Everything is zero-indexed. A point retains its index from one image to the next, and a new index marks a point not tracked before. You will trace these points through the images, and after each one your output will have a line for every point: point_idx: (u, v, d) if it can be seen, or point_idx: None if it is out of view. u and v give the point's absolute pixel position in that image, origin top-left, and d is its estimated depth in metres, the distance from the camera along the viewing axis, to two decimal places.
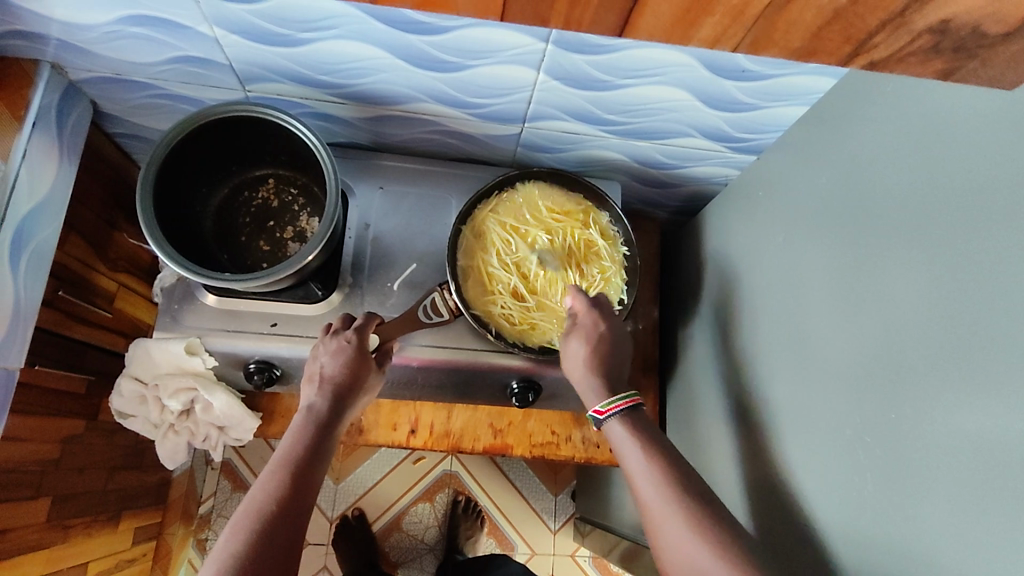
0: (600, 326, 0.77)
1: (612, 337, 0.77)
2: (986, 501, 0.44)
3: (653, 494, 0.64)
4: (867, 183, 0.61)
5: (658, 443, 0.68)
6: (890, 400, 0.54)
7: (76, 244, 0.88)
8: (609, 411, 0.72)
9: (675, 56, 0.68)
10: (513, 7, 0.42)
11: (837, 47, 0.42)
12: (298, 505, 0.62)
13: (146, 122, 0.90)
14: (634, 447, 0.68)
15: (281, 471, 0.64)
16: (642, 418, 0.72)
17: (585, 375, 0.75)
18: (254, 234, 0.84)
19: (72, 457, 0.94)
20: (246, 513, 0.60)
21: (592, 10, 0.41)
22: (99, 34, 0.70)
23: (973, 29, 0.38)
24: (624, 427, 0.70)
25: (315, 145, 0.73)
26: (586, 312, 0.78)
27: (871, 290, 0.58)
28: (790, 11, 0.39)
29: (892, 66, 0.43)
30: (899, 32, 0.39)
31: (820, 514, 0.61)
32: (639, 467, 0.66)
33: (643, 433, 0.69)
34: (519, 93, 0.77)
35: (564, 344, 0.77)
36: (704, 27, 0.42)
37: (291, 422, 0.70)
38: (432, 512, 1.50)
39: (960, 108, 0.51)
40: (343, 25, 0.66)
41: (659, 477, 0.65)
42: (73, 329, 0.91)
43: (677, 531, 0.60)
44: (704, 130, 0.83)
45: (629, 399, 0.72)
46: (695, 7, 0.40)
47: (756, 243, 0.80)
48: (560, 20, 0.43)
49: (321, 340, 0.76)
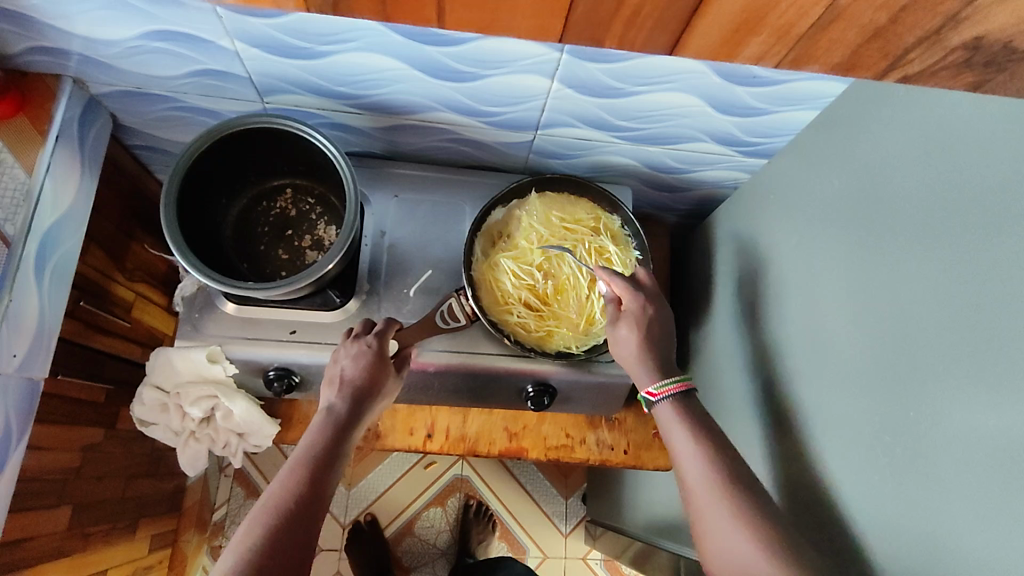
0: (647, 309, 0.78)
1: (659, 318, 0.79)
2: (1006, 497, 0.44)
3: (694, 475, 0.66)
4: (878, 185, 0.62)
5: (705, 428, 0.70)
6: (906, 399, 0.55)
7: (96, 255, 0.89)
8: (662, 394, 0.73)
9: (687, 63, 0.69)
10: (573, 26, 0.44)
11: (875, 63, 0.44)
12: (314, 505, 0.63)
13: (164, 134, 0.91)
14: (680, 430, 0.70)
15: (299, 470, 0.66)
16: (693, 401, 0.73)
17: (637, 358, 0.76)
18: (273, 243, 0.85)
19: (92, 465, 0.95)
20: (262, 509, 0.62)
21: (646, 32, 0.44)
22: (122, 49, 0.72)
23: (1005, 45, 0.39)
24: (674, 411, 0.72)
25: (335, 155, 0.74)
26: (631, 296, 0.78)
27: (885, 291, 0.59)
28: (834, 29, 0.41)
29: (920, 79, 0.45)
30: (935, 48, 0.41)
31: (835, 513, 0.63)
32: (682, 440, 0.69)
33: (692, 418, 0.71)
34: (532, 101, 0.78)
35: (613, 330, 0.78)
36: (752, 45, 0.44)
37: (311, 423, 0.72)
38: (443, 517, 1.51)
39: (971, 113, 0.52)
40: (362, 37, 0.68)
41: (703, 459, 0.66)
42: (94, 339, 0.92)
43: (715, 513, 0.62)
44: (715, 135, 0.84)
45: (678, 384, 0.74)
46: (744, 28, 0.42)
47: (768, 245, 0.81)
48: (615, 40, 0.45)
49: (342, 344, 0.78)
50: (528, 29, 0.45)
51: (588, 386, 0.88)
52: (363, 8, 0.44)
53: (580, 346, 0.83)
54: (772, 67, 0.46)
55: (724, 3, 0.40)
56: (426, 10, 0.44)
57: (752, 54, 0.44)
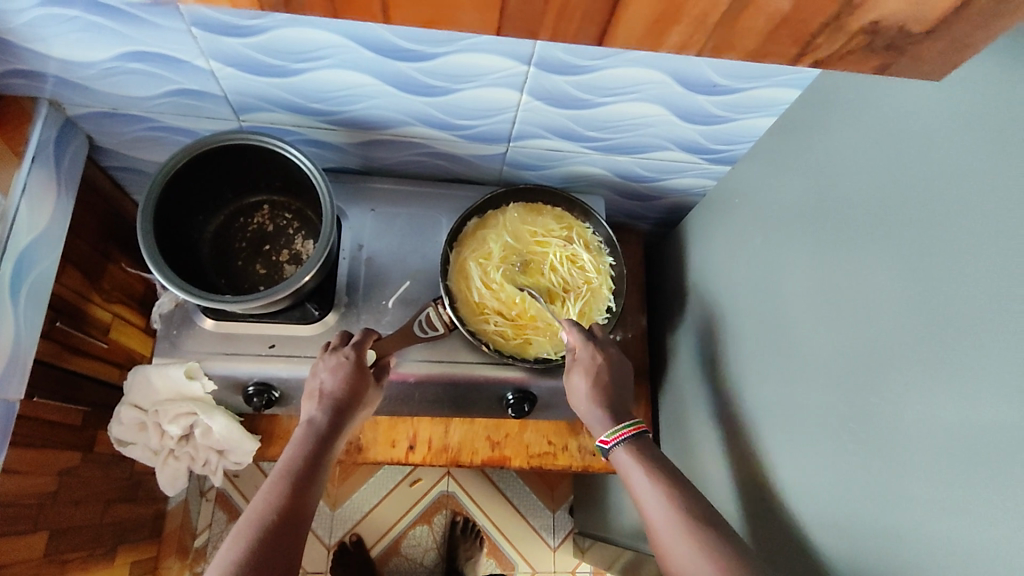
0: (597, 359, 0.80)
1: (610, 368, 0.80)
2: (968, 471, 0.46)
3: (656, 514, 0.67)
4: (834, 185, 0.65)
5: (661, 467, 0.71)
6: (871, 386, 0.57)
7: (72, 276, 0.89)
8: (614, 440, 0.75)
9: (649, 74, 0.72)
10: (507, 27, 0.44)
11: (786, 49, 0.45)
12: (298, 515, 0.65)
13: (140, 155, 0.92)
14: (638, 471, 0.71)
15: (282, 483, 0.66)
16: (648, 442, 0.75)
17: (590, 409, 0.79)
18: (250, 258, 0.86)
19: (68, 489, 0.93)
20: (247, 524, 0.62)
21: (577, 25, 0.43)
22: (98, 71, 0.73)
23: (900, 29, 0.41)
24: (628, 451, 0.74)
25: (311, 170, 0.75)
26: (583, 346, 0.80)
27: (847, 286, 0.62)
28: (745, 16, 0.41)
29: (832, 63, 0.46)
30: (839, 32, 0.42)
31: (810, 502, 0.64)
32: (642, 483, 0.70)
33: (648, 458, 0.73)
34: (503, 114, 0.81)
35: (568, 379, 0.81)
36: (674, 34, 0.43)
37: (292, 436, 0.73)
38: (430, 534, 1.50)
39: (916, 111, 0.56)
40: (335, 55, 0.70)
41: (664, 497, 0.68)
42: (70, 360, 0.92)
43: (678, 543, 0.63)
44: (681, 143, 0.87)
45: (633, 427, 0.76)
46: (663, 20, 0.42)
47: (735, 248, 0.84)
48: (549, 33, 0.44)
49: (320, 357, 0.78)
50: (468, 26, 0.44)
51: (568, 392, 0.90)
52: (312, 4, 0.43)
53: (558, 352, 0.84)
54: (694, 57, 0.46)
55: None
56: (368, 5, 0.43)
57: (676, 42, 0.44)
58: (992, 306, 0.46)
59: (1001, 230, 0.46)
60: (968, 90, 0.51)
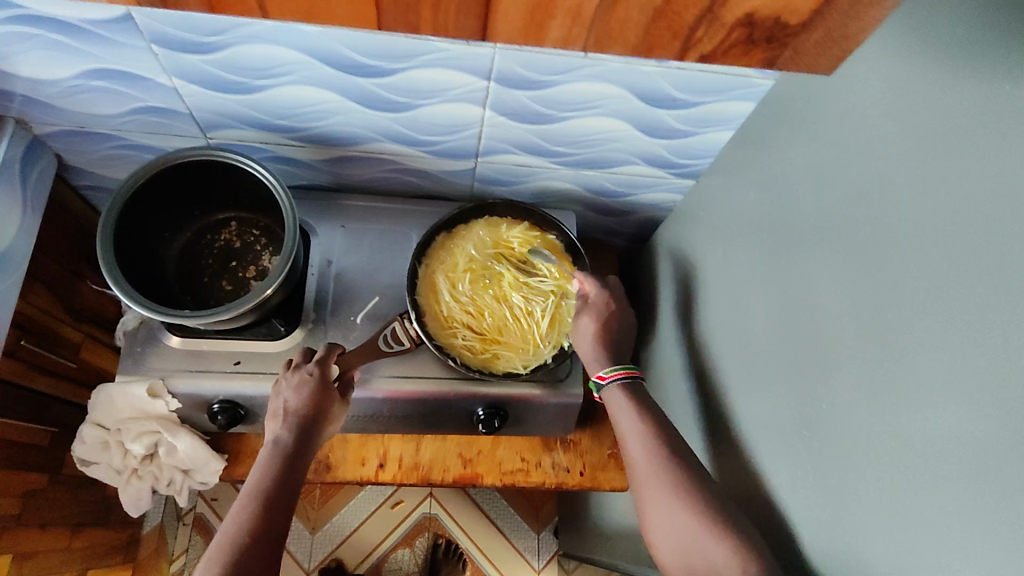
0: (610, 304, 0.85)
1: (618, 317, 0.85)
2: (928, 477, 0.46)
3: (641, 456, 0.69)
4: (792, 196, 0.65)
5: (652, 413, 0.73)
6: (828, 393, 0.57)
7: (40, 295, 0.88)
8: (610, 376, 0.77)
9: (607, 89, 0.73)
10: (386, 16, 0.51)
11: None
12: (268, 540, 0.64)
13: (111, 174, 0.92)
14: (629, 414, 0.73)
15: (251, 507, 0.66)
16: (640, 388, 0.77)
17: (592, 345, 0.82)
18: (216, 274, 0.85)
19: (33, 512, 0.91)
20: (218, 550, 0.62)
21: (455, 15, 0.51)
22: (62, 89, 0.73)
23: None
24: (623, 392, 0.75)
25: (275, 186, 0.76)
26: (599, 290, 0.86)
27: (808, 293, 0.61)
28: (618, 12, 0.50)
29: None
30: None
31: (779, 516, 0.63)
32: (632, 429, 0.71)
33: (639, 401, 0.74)
34: (468, 130, 0.82)
35: (575, 320, 0.84)
36: (552, 29, 0.52)
37: (257, 458, 0.71)
38: (412, 557, 1.47)
39: (862, 118, 0.56)
40: (297, 71, 0.70)
41: (650, 442, 0.70)
42: (36, 380, 0.91)
43: (656, 491, 0.65)
44: (646, 157, 0.87)
45: (624, 371, 0.77)
46: (539, 11, 0.50)
47: (705, 261, 0.84)
48: (428, 26, 0.52)
49: (283, 376, 0.77)
50: (348, 21, 0.52)
51: (539, 408, 0.89)
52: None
53: (527, 367, 0.84)
54: (582, 50, 0.55)
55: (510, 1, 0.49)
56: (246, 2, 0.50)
57: (554, 36, 0.52)
58: (942, 308, 0.46)
59: (943, 232, 0.47)
60: (910, 98, 0.51)
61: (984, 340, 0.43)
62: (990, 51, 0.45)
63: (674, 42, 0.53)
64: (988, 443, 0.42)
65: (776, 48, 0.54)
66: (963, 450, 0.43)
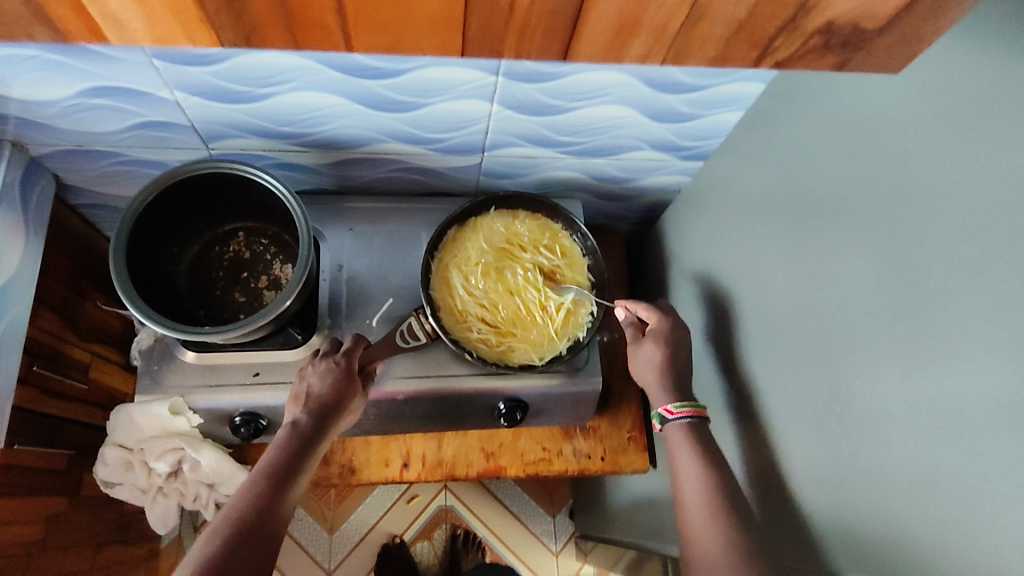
0: (672, 329, 0.85)
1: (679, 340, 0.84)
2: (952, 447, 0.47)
3: (692, 493, 0.68)
4: (807, 176, 0.65)
5: (710, 453, 0.72)
6: (849, 368, 0.58)
7: (48, 318, 0.87)
8: (678, 412, 0.76)
9: (615, 77, 0.73)
10: (471, 44, 0.52)
11: None
12: (272, 516, 0.62)
13: (110, 190, 0.90)
14: (687, 452, 0.73)
15: (263, 480, 0.64)
16: (703, 428, 0.76)
17: (654, 376, 0.82)
18: (228, 286, 0.85)
19: (58, 536, 0.91)
20: (223, 521, 0.61)
21: (539, 41, 0.52)
22: (60, 109, 0.71)
23: None
24: (683, 432, 0.75)
25: (285, 194, 0.75)
26: (662, 317, 0.86)
27: (824, 268, 0.62)
28: (701, 27, 0.51)
29: None
30: None
31: (803, 494, 0.65)
32: (686, 466, 0.71)
33: (699, 442, 0.74)
34: (474, 125, 0.81)
35: (637, 349, 0.85)
36: (634, 46, 0.53)
37: (274, 436, 0.70)
38: (431, 550, 1.49)
39: (875, 100, 0.57)
40: (300, 77, 0.69)
41: (703, 480, 0.69)
42: (49, 405, 0.89)
43: (706, 523, 0.65)
44: (653, 142, 0.87)
45: (692, 408, 0.76)
46: (625, 31, 0.51)
47: (717, 242, 0.85)
48: (512, 50, 0.53)
49: (308, 363, 0.77)
50: (433, 49, 0.53)
51: (558, 398, 0.89)
52: (273, 38, 0.50)
53: (543, 358, 0.84)
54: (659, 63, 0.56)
55: (606, 8, 0.48)
56: (332, 36, 0.51)
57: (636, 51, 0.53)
58: (961, 283, 0.47)
59: (962, 220, 0.47)
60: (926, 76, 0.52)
61: (1004, 313, 0.44)
62: (1013, 37, 0.46)
63: (752, 51, 0.54)
64: (1012, 411, 0.43)
65: (849, 52, 0.53)
66: (986, 423, 0.44)
